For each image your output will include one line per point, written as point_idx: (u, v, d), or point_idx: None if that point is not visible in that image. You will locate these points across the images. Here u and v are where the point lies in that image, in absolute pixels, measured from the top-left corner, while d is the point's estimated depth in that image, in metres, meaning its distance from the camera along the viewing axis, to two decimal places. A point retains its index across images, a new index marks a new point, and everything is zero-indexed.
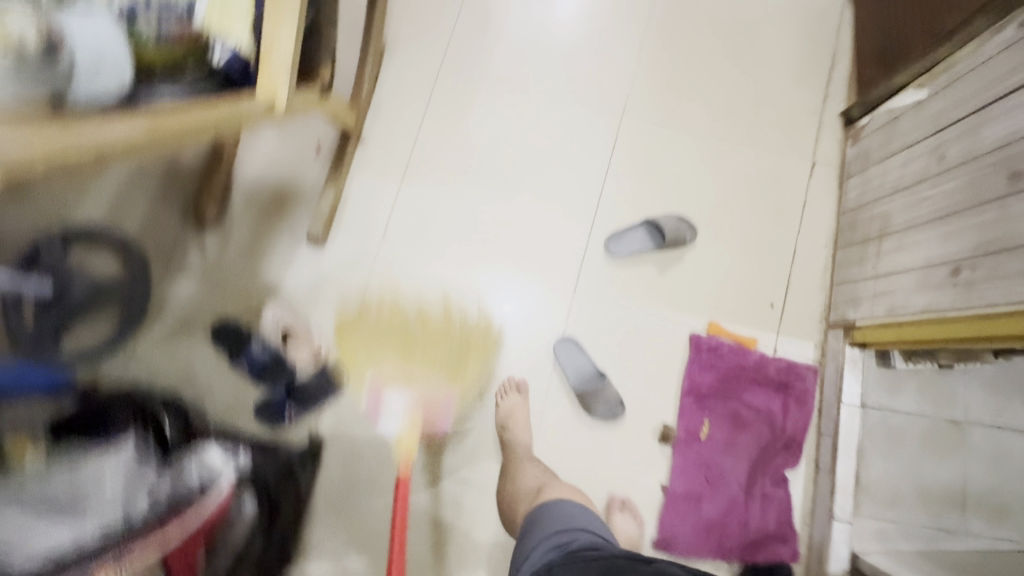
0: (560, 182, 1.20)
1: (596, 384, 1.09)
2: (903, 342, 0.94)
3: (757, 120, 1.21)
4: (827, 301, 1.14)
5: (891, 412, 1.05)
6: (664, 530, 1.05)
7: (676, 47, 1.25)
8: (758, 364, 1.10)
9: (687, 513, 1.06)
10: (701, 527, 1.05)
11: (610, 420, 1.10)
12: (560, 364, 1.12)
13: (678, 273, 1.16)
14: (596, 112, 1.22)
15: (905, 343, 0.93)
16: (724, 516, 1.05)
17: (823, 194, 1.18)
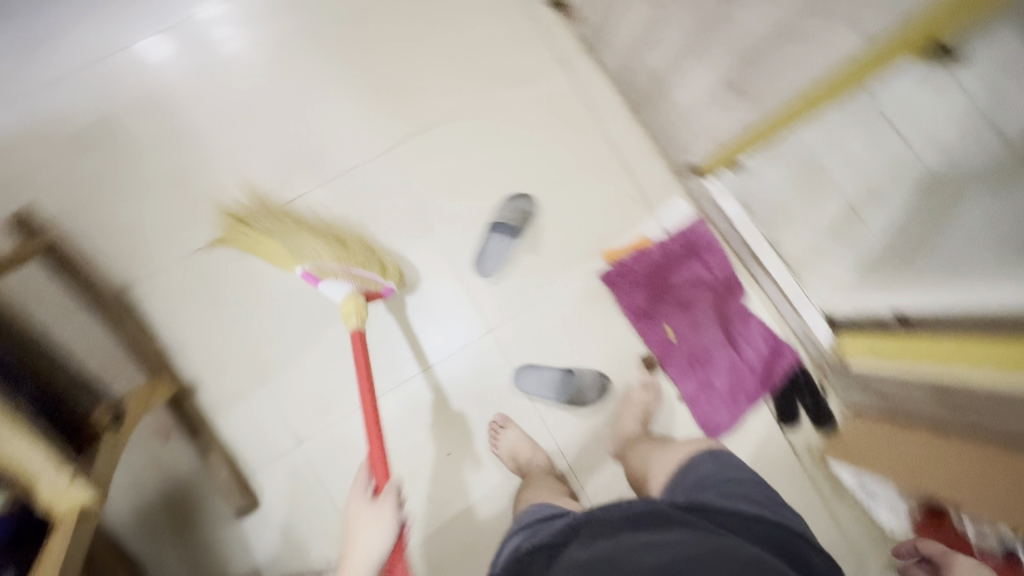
0: (395, 254, 1.12)
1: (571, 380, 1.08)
2: (744, 147, 1.00)
3: (493, 67, 1.19)
4: (665, 157, 1.17)
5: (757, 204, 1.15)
6: (708, 425, 1.14)
7: (375, 66, 1.19)
8: (660, 251, 1.15)
9: (710, 399, 1.14)
10: (727, 397, 1.14)
11: (602, 389, 1.11)
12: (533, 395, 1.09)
13: (551, 238, 1.14)
14: (366, 173, 1.15)
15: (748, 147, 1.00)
16: (734, 375, 1.15)
17: (590, 79, 1.19)
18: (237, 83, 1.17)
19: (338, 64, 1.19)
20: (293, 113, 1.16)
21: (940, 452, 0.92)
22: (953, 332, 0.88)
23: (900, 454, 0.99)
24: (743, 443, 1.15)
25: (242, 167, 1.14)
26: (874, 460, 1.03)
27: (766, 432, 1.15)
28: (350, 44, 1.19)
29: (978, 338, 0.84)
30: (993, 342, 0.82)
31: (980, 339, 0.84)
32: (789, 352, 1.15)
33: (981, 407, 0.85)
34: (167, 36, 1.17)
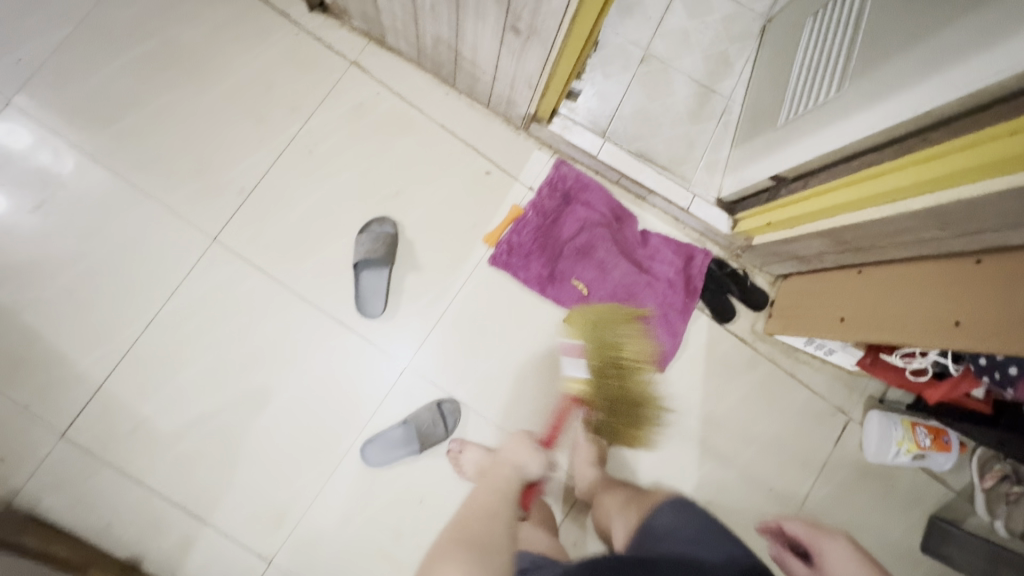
0: (279, 338, 1.02)
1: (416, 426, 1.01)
2: (563, 82, 0.94)
3: (286, 97, 1.04)
4: (502, 117, 1.09)
5: (608, 128, 1.14)
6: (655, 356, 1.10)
7: (158, 149, 1.00)
8: (538, 213, 1.08)
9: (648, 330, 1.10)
10: (663, 321, 1.11)
11: (451, 412, 1.04)
12: (398, 457, 1.01)
13: (426, 248, 1.06)
14: (207, 268, 1.00)
15: (568, 80, 0.94)
16: (660, 298, 1.10)
17: (393, 68, 1.08)
18: (13, 235, 0.96)
19: (118, 165, 0.99)
20: (94, 241, 0.98)
21: (855, 295, 0.92)
22: (829, 180, 0.87)
23: (820, 310, 0.99)
24: (694, 356, 1.13)
25: (68, 326, 0.97)
26: (801, 323, 1.03)
27: (711, 335, 1.13)
28: (120, 136, 1.00)
29: (852, 178, 0.82)
30: (866, 178, 0.80)
31: (855, 178, 0.82)
32: (700, 252, 1.11)
33: (876, 243, 0.84)
34: None
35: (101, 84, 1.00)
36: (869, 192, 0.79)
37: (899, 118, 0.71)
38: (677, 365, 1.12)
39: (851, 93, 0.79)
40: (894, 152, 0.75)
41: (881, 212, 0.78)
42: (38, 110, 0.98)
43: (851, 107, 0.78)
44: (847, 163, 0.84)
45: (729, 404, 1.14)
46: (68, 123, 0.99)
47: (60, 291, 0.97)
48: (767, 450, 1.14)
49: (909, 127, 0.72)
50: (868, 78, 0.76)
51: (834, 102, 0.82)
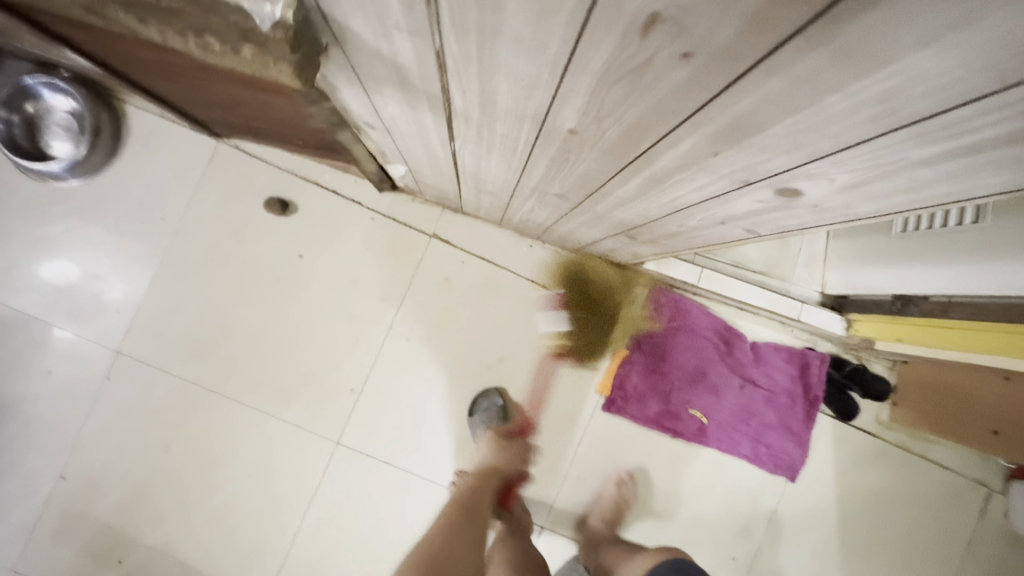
0: (415, 525, 1.03)
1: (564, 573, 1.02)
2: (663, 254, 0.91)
3: (374, 285, 1.03)
4: (590, 259, 1.05)
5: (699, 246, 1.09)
6: (786, 469, 1.08)
7: (266, 366, 1.01)
8: (644, 352, 1.05)
9: (775, 445, 1.08)
10: (788, 434, 1.08)
11: None
12: None
13: (538, 409, 1.05)
14: (337, 472, 1.02)
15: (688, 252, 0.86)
16: (783, 411, 1.07)
17: (472, 232, 1.05)
18: (153, 478, 0.99)
19: (231, 388, 1.01)
20: (226, 468, 1.01)
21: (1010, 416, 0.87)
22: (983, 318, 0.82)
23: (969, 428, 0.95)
24: (823, 461, 1.10)
25: (218, 553, 1.00)
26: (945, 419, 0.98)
27: (836, 434, 1.11)
28: (228, 361, 1.01)
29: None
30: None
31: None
32: (816, 356, 1.07)
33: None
34: (71, 327, 0.99)
35: (198, 314, 1.01)
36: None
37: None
38: (807, 472, 1.10)
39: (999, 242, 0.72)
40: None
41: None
42: (142, 351, 1.00)
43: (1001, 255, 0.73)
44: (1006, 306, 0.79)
45: (864, 499, 1.11)
46: (176, 359, 1.00)
47: (206, 523, 1.00)
48: (909, 537, 1.12)
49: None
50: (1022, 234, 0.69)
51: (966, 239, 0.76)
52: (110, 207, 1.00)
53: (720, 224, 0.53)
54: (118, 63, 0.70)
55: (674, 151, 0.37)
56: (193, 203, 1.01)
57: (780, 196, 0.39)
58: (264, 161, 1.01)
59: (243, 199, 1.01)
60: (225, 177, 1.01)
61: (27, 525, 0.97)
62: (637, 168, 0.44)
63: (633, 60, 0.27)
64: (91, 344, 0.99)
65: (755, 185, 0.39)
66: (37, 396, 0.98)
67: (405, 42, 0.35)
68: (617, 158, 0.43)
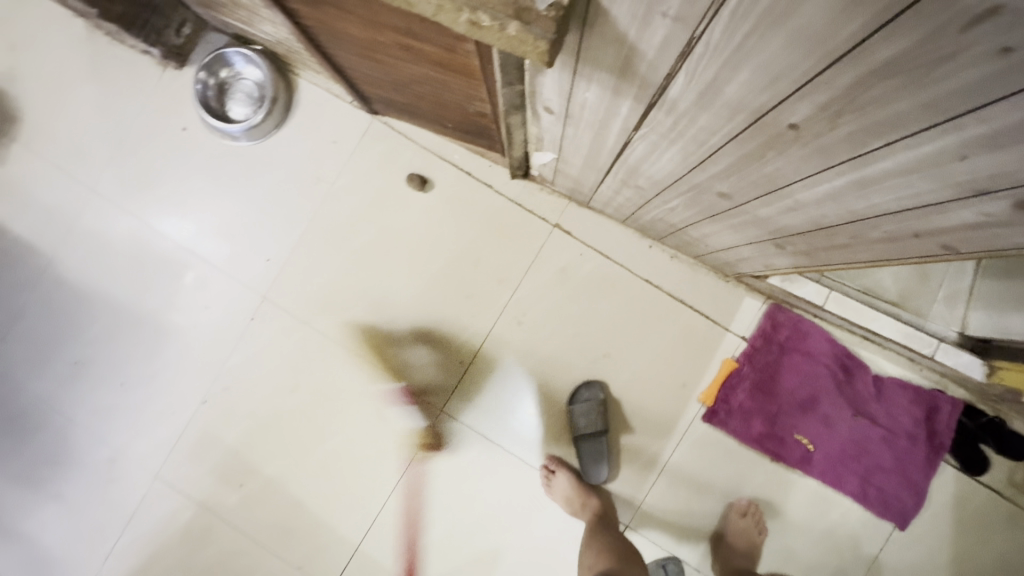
0: (502, 499, 1.07)
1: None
2: (798, 271, 0.89)
3: (493, 266, 1.08)
4: (710, 267, 1.04)
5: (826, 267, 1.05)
6: (897, 514, 1.02)
7: (386, 329, 1.08)
8: (753, 367, 1.03)
9: (887, 488, 1.01)
10: (904, 479, 1.01)
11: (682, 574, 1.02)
12: None
13: (635, 408, 1.05)
14: (437, 437, 1.08)
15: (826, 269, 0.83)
16: (900, 452, 1.01)
17: (594, 226, 1.07)
18: (279, 415, 1.10)
19: (353, 343, 1.09)
20: (339, 417, 1.09)
21: None
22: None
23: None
24: (940, 513, 1.02)
25: (324, 493, 1.09)
26: None
27: (959, 488, 1.02)
28: (354, 319, 1.09)
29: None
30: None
31: None
32: (944, 399, 1.00)
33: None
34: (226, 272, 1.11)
35: (333, 272, 1.10)
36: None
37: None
38: (920, 522, 1.03)
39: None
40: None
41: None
42: (280, 301, 1.10)
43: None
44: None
45: (984, 563, 1.02)
46: (309, 312, 1.10)
47: (318, 465, 1.09)
48: None
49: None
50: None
51: None
52: (270, 168, 1.11)
53: (913, 237, 0.51)
54: (324, 39, 0.79)
55: (913, 151, 0.37)
56: (342, 170, 1.10)
57: (1017, 209, 0.38)
58: (409, 139, 1.09)
59: (387, 171, 1.09)
60: (374, 150, 1.10)
61: (170, 439, 1.10)
62: (846, 170, 0.44)
63: (933, 53, 0.28)
64: (239, 289, 1.11)
65: (991, 195, 0.38)
66: (191, 328, 1.11)
67: (658, 29, 0.38)
68: (830, 156, 0.44)
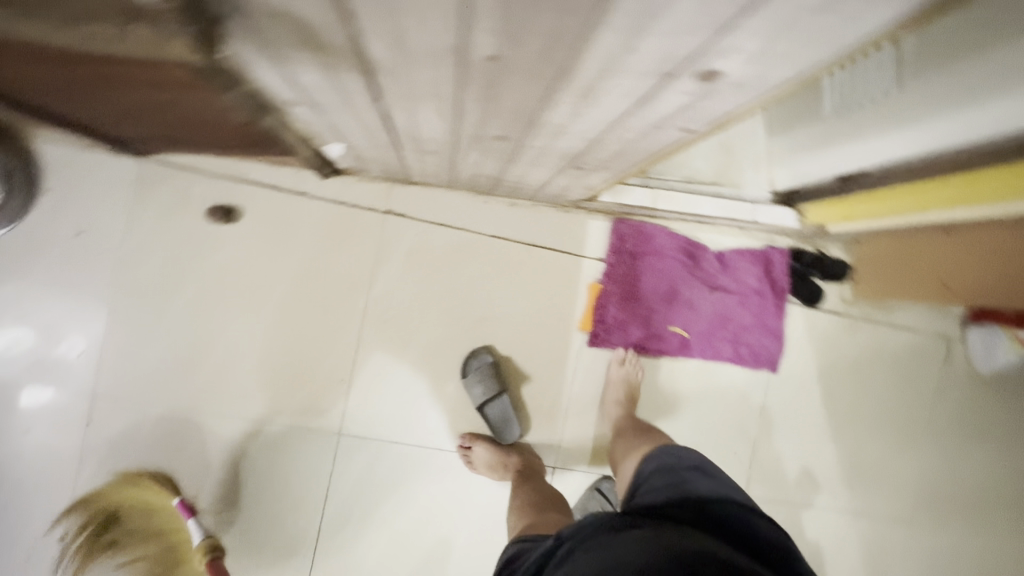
0: (433, 491, 1.06)
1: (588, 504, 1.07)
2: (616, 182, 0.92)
3: (339, 274, 1.02)
4: (548, 203, 1.06)
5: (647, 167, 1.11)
6: (766, 361, 1.14)
7: (249, 377, 1.00)
8: (617, 282, 1.08)
9: (754, 342, 1.14)
10: (764, 329, 1.14)
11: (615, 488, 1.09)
12: None
13: (525, 358, 1.08)
14: (344, 462, 1.03)
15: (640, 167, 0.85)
16: (754, 308, 1.13)
17: (425, 200, 1.04)
18: (165, 510, 0.98)
19: (219, 406, 1.00)
20: (234, 484, 1.00)
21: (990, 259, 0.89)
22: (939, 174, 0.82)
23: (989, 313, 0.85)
24: (800, 347, 1.17)
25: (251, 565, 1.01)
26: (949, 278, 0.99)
27: (808, 320, 1.17)
28: (211, 379, 0.99)
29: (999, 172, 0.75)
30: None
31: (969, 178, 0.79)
32: (776, 251, 1.13)
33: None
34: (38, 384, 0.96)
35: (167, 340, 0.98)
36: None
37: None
38: (788, 360, 1.17)
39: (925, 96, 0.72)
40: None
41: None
42: (118, 391, 0.97)
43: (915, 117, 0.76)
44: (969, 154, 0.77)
45: (844, 372, 1.19)
46: (157, 392, 0.98)
47: (228, 543, 1.00)
48: (888, 397, 1.21)
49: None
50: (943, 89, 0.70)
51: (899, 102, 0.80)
52: (42, 254, 0.95)
53: (658, 129, 0.53)
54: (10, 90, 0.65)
55: (597, 52, 0.37)
56: (130, 228, 0.96)
57: (705, 81, 0.40)
58: (194, 170, 0.97)
59: (184, 213, 0.97)
60: (158, 195, 0.96)
61: None
62: (566, 85, 0.44)
63: None
64: (63, 397, 0.96)
65: (679, 75, 0.40)
66: (19, 462, 0.95)
67: None
68: (543, 78, 0.44)
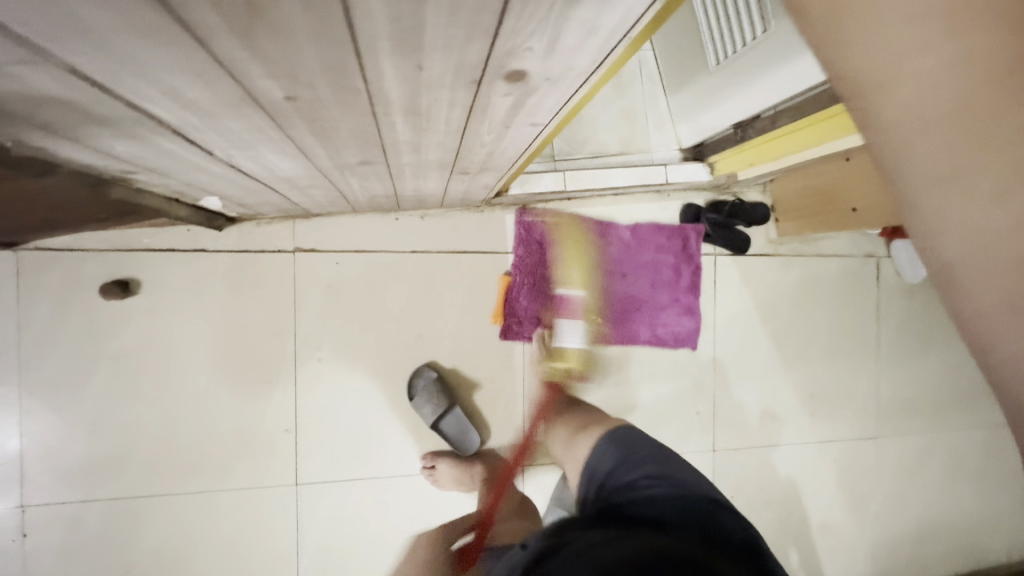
0: (406, 519, 1.04)
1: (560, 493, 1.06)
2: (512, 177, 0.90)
3: (259, 325, 0.98)
4: (460, 206, 1.03)
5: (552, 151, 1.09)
6: (683, 339, 1.15)
7: (190, 449, 0.96)
8: (537, 276, 1.06)
9: (687, 304, 1.14)
10: (693, 289, 1.14)
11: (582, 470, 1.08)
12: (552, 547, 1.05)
13: (471, 366, 1.06)
14: (309, 512, 1.00)
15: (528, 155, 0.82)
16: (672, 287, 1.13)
17: (332, 230, 1.00)
18: None
19: (165, 487, 0.95)
20: (199, 559, 0.96)
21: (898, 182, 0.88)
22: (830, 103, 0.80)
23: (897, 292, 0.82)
24: (738, 295, 1.18)
25: None
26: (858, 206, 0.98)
27: (741, 267, 1.18)
28: (149, 461, 0.95)
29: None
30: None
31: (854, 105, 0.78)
32: (691, 228, 1.12)
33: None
34: None
35: (91, 433, 0.93)
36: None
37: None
38: (729, 310, 1.18)
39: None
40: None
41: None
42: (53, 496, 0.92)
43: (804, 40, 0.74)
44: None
45: (785, 310, 1.21)
46: (94, 488, 0.93)
47: None
48: (831, 324, 1.24)
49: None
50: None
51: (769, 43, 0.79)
52: None
53: (512, 129, 0.51)
54: None
55: (387, 75, 0.35)
56: (21, 326, 0.90)
57: (517, 81, 0.38)
58: (77, 250, 0.91)
59: (77, 297, 0.91)
60: (45, 284, 0.90)
61: None
62: (385, 108, 0.42)
63: None
64: None
65: (487, 80, 0.37)
66: None
67: (26, 76, 0.30)
68: (355, 105, 0.41)
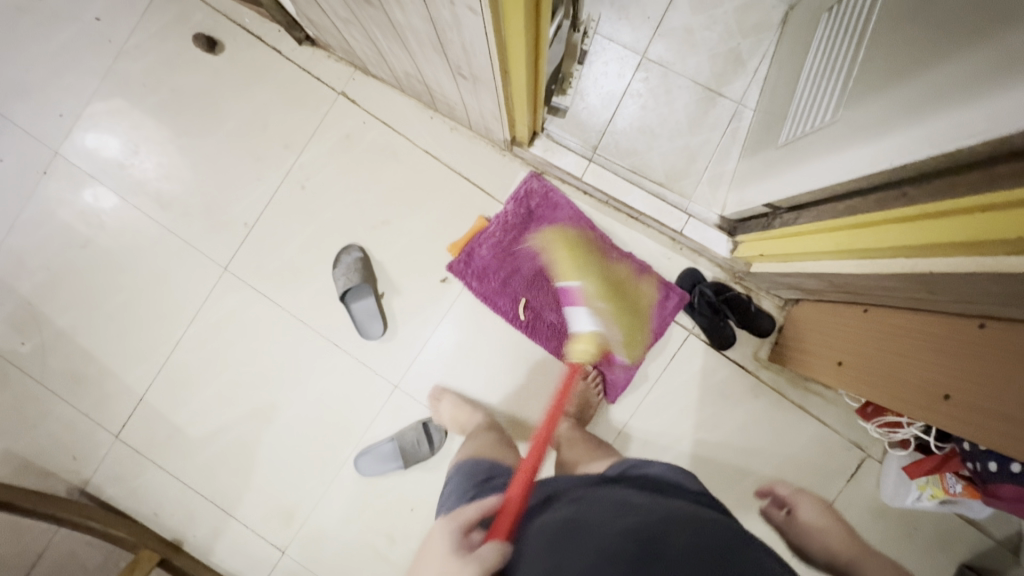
0: (279, 354, 1.12)
1: (411, 439, 1.09)
2: (523, 125, 0.92)
3: (279, 130, 1.10)
4: (485, 139, 1.07)
5: (599, 143, 1.08)
6: (605, 386, 1.07)
7: (176, 188, 1.11)
8: (505, 237, 1.06)
9: None
10: None
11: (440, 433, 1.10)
12: (374, 472, 1.09)
13: (408, 273, 1.10)
14: (219, 295, 1.12)
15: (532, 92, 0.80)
16: None
17: (378, 95, 1.09)
18: (72, 268, 1.12)
19: (144, 205, 1.11)
20: (131, 273, 1.12)
21: (923, 350, 0.69)
22: (847, 213, 0.71)
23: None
24: (689, 384, 1.08)
25: (117, 346, 1.13)
26: (874, 363, 0.77)
27: (708, 361, 1.08)
28: (144, 177, 1.11)
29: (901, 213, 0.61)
30: (930, 215, 0.58)
31: (870, 219, 0.66)
32: (678, 293, 1.03)
33: (973, 299, 0.57)
34: (13, 129, 1.11)
35: (125, 132, 1.11)
36: (939, 231, 0.56)
37: (916, 157, 0.56)
38: (669, 391, 1.08)
39: (870, 108, 0.63)
40: (935, 190, 0.57)
41: (978, 267, 0.53)
42: (75, 157, 1.11)
43: (848, 134, 0.67)
44: (877, 196, 0.66)
45: (729, 432, 1.08)
46: (101, 172, 1.11)
47: (109, 316, 1.13)
48: (768, 482, 1.07)
49: (932, 166, 0.56)
50: (884, 97, 0.60)
51: (829, 129, 0.72)
52: (61, 24, 1.10)
53: (455, 7, 0.53)
54: None
55: None
56: (134, 28, 1.10)
57: None
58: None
59: (179, 31, 1.10)
60: (167, 11, 1.10)
61: None
62: None
63: None
64: (32, 145, 1.11)
65: None
66: None
67: None
68: None
